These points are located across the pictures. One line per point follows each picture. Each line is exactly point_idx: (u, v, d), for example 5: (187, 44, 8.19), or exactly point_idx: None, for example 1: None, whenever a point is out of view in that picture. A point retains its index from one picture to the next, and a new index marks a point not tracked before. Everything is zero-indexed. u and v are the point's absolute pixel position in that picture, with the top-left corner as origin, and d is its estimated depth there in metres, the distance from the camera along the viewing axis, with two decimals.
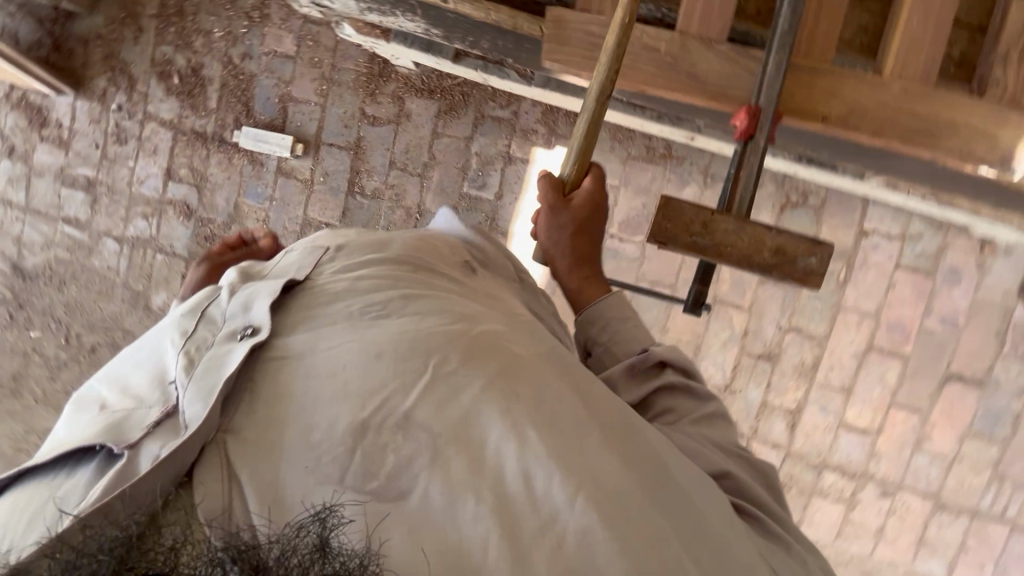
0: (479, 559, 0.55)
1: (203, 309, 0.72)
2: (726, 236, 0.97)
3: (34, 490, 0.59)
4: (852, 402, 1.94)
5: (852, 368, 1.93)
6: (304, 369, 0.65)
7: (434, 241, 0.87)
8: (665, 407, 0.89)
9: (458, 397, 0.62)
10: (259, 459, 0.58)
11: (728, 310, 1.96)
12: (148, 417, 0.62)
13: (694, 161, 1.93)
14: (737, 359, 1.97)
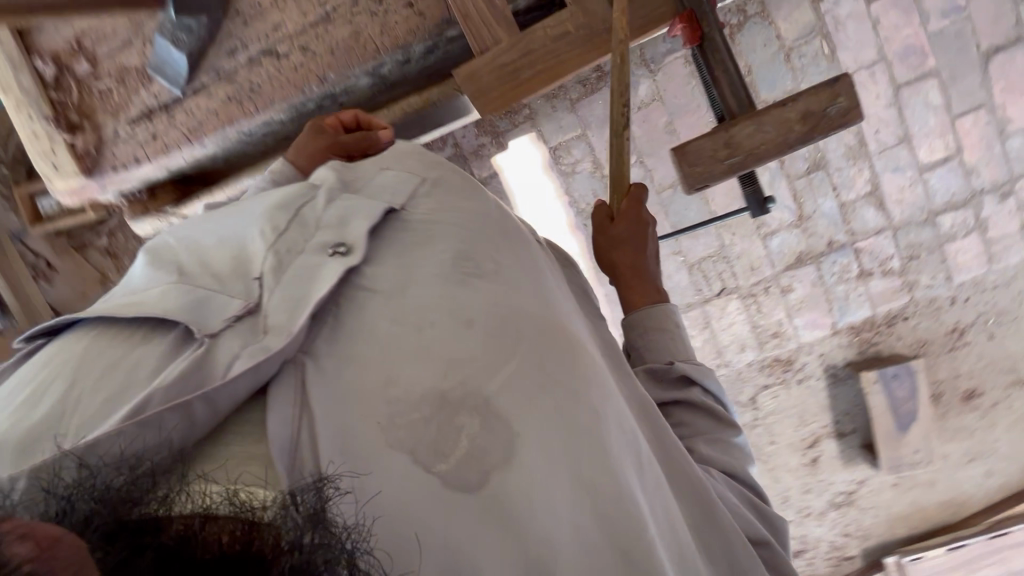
0: (478, 487, 0.71)
1: (296, 211, 0.91)
2: (750, 135, 1.02)
3: (110, 343, 0.75)
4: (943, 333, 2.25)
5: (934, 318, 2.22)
6: (377, 317, 0.81)
7: (514, 225, 1.01)
8: (683, 418, 1.02)
9: (521, 393, 0.77)
10: (345, 393, 0.74)
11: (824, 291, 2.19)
12: (226, 312, 0.77)
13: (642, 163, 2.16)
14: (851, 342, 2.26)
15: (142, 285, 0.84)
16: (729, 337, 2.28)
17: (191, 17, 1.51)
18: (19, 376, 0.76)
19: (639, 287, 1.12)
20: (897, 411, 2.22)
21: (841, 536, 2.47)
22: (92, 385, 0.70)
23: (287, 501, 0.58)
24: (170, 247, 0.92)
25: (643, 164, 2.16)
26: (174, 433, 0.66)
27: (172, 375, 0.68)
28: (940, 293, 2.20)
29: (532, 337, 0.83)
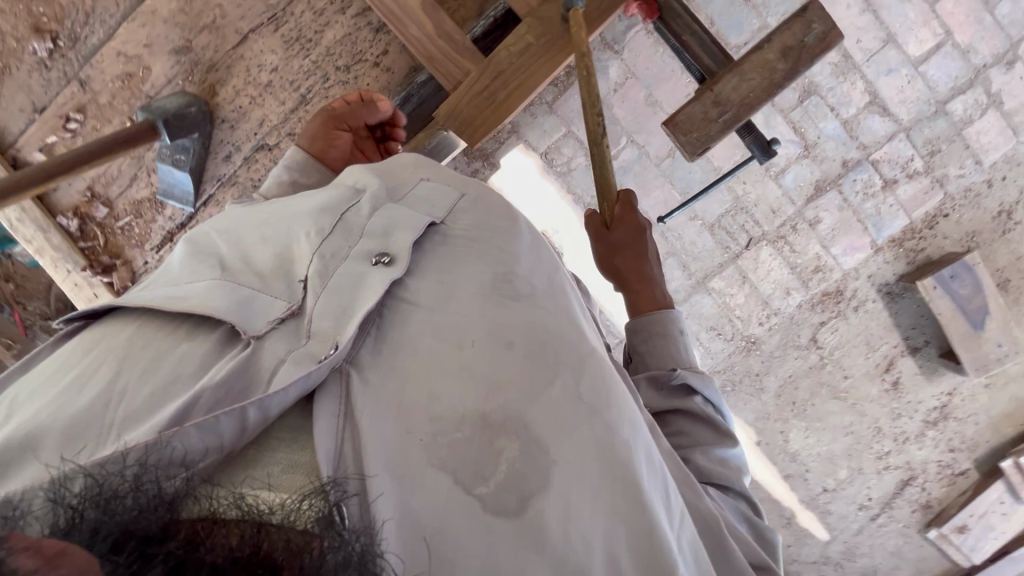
0: (497, 500, 0.72)
1: (339, 214, 0.94)
2: (735, 85, 1.01)
3: (149, 331, 0.78)
4: (987, 216, 2.15)
5: (970, 203, 2.13)
6: (420, 335, 0.82)
7: (540, 245, 1.02)
8: (683, 429, 0.95)
9: (553, 416, 0.78)
10: (379, 409, 0.75)
11: (851, 211, 2.14)
12: (273, 313, 0.79)
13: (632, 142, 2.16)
14: (899, 251, 2.17)
15: (184, 275, 0.87)
16: (771, 285, 2.21)
17: (184, 138, 1.61)
18: (66, 355, 0.79)
19: (646, 292, 1.04)
20: (966, 310, 2.11)
21: (949, 453, 2.31)
22: (137, 376, 0.72)
23: (329, 521, 0.57)
24: (212, 242, 0.96)
25: (635, 143, 2.15)
26: (219, 436, 0.66)
27: (223, 376, 0.70)
28: (974, 179, 2.12)
29: (570, 364, 0.84)
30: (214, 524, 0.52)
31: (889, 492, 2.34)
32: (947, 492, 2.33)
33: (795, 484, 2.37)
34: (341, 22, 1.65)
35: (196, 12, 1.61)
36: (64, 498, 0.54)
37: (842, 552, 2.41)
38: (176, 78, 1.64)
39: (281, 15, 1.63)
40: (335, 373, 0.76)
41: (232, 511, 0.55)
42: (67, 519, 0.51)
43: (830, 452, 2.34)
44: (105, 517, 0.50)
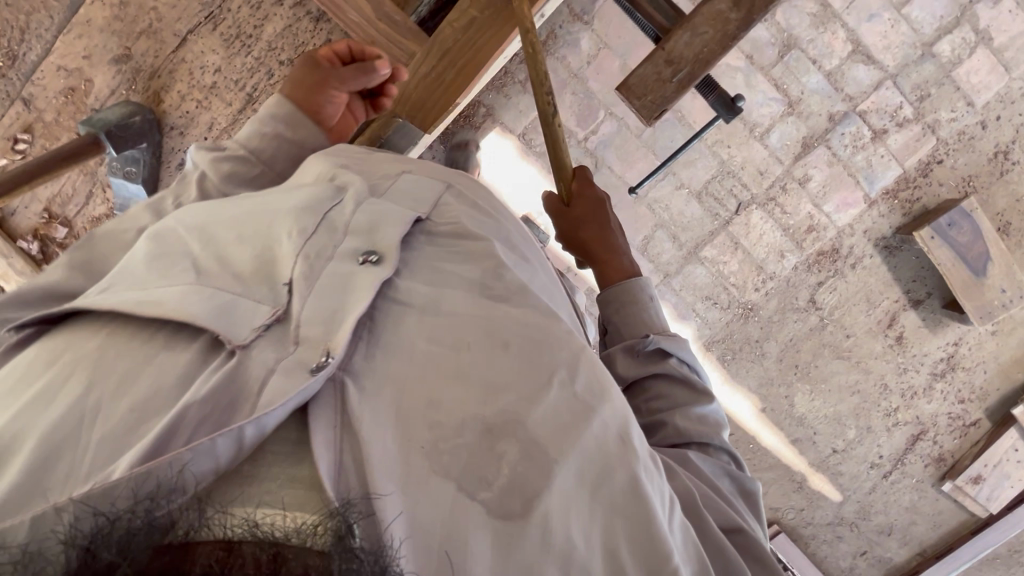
0: (505, 507, 0.65)
1: (324, 211, 0.82)
2: (685, 41, 0.97)
3: (127, 333, 0.69)
4: (984, 158, 2.07)
5: (962, 147, 2.06)
6: (412, 335, 0.74)
7: (523, 235, 0.96)
8: (660, 391, 0.92)
9: (563, 418, 0.70)
10: (376, 413, 0.66)
11: (839, 166, 2.09)
12: (256, 320, 0.69)
13: (612, 114, 2.10)
14: (894, 202, 2.11)
15: (148, 275, 0.75)
16: (764, 250, 2.18)
17: (132, 148, 1.58)
18: (25, 366, 0.69)
19: (613, 261, 1.05)
20: (967, 258, 2.05)
21: (959, 405, 2.26)
22: (113, 389, 0.63)
23: (346, 544, 0.49)
24: (176, 234, 0.82)
25: (615, 116, 2.10)
26: (219, 458, 0.58)
27: (207, 390, 0.62)
28: (967, 122, 2.04)
29: (568, 356, 0.75)
30: (227, 555, 0.45)
31: (900, 448, 2.30)
32: (960, 444, 2.29)
33: (804, 448, 2.34)
34: (280, 14, 1.59)
35: (131, 17, 1.59)
36: (73, 538, 0.48)
37: (857, 512, 2.38)
38: (120, 88, 1.64)
39: (217, 12, 1.59)
40: (328, 385, 0.67)
41: (246, 538, 0.47)
42: (77, 556, 0.45)
43: (837, 413, 2.30)
44: (115, 554, 0.44)
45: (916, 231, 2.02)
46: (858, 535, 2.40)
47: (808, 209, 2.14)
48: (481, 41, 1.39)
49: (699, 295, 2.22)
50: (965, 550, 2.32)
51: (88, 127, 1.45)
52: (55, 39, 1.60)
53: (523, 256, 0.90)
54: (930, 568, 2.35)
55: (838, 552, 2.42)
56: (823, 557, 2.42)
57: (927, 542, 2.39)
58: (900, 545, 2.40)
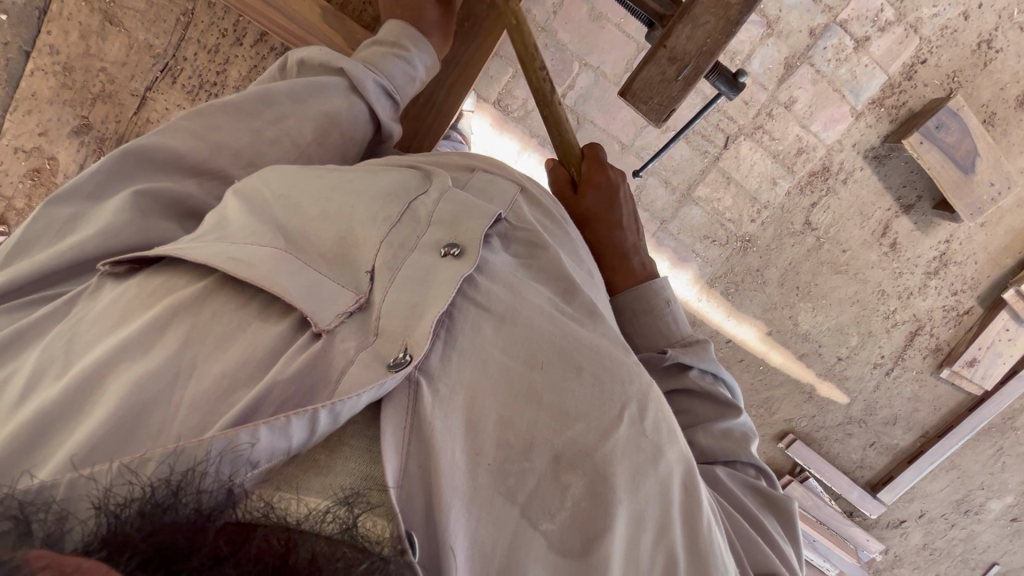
0: (554, 531, 0.66)
1: (411, 200, 0.85)
2: (684, 37, 0.94)
3: (174, 291, 0.69)
4: (969, 50, 2.03)
5: (947, 43, 2.01)
6: (489, 344, 0.73)
7: (582, 254, 0.95)
8: (683, 406, 0.98)
9: (628, 459, 0.68)
10: (450, 423, 0.67)
11: (824, 81, 2.05)
12: (342, 304, 0.70)
13: (589, 61, 1.99)
14: (881, 110, 2.09)
15: (240, 230, 0.75)
16: (757, 179, 2.18)
17: None
18: (117, 302, 0.69)
19: (625, 267, 1.12)
20: (956, 158, 2.06)
21: (953, 297, 2.35)
22: (207, 350, 0.64)
23: (352, 535, 0.54)
24: (260, 196, 0.82)
25: (590, 66, 2.00)
26: (290, 439, 0.59)
27: (295, 371, 0.63)
28: (948, 16, 1.98)
29: (639, 391, 0.73)
30: (244, 535, 0.49)
31: (900, 345, 2.42)
32: (955, 332, 2.40)
33: (811, 361, 2.45)
34: (242, 55, 1.53)
35: (82, 84, 1.50)
36: (108, 504, 0.50)
37: (864, 410, 2.54)
38: (88, 161, 1.56)
39: (173, 62, 1.52)
40: (403, 384, 0.67)
41: (264, 523, 0.51)
42: (104, 525, 0.48)
43: (839, 324, 2.39)
44: (134, 523, 0.47)
45: (904, 139, 2.02)
46: (867, 429, 2.58)
47: (796, 130, 2.11)
48: (464, 56, 1.40)
49: (697, 235, 2.24)
50: (964, 427, 2.50)
51: None
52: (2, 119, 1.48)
53: (589, 272, 0.93)
54: (934, 448, 2.55)
55: (849, 447, 2.61)
56: (837, 454, 2.62)
57: (929, 425, 2.58)
58: (905, 431, 2.59)
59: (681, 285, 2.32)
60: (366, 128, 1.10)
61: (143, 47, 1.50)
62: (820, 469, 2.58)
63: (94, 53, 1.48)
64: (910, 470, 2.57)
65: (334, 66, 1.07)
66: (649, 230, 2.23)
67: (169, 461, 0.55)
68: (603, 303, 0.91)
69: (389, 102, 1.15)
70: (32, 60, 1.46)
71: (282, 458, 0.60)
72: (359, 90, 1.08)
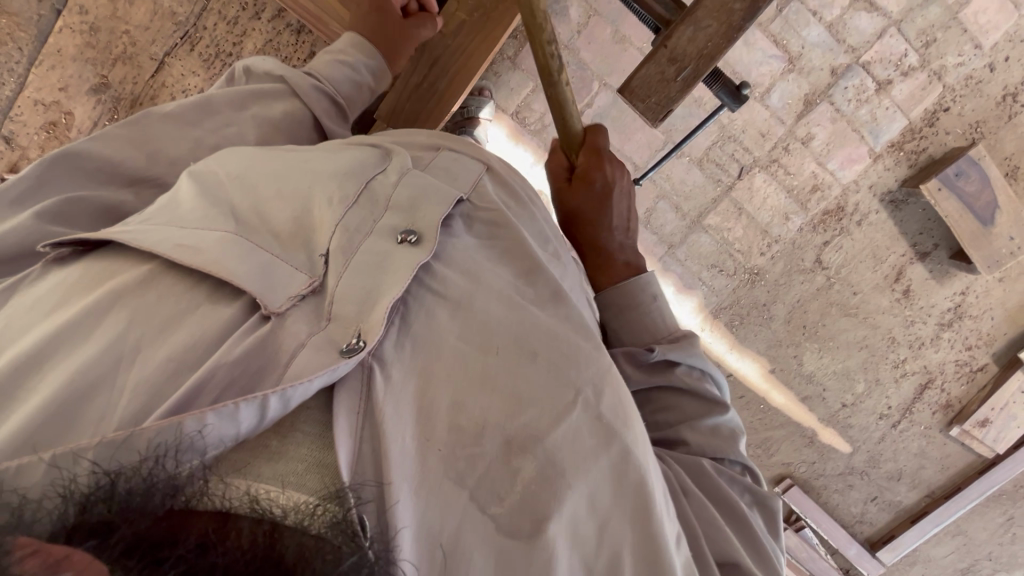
0: (504, 515, 0.68)
1: (366, 182, 0.87)
2: (685, 39, 0.98)
3: (126, 274, 0.71)
4: (993, 102, 2.01)
5: (970, 92, 2.00)
6: (443, 329, 0.75)
7: (554, 241, 0.99)
8: (669, 403, 1.01)
9: (579, 437, 0.72)
10: (398, 408, 0.68)
11: (842, 120, 2.06)
12: (293, 283, 0.72)
13: (609, 83, 2.02)
14: (900, 154, 2.08)
15: (191, 215, 0.76)
16: (769, 213, 2.17)
17: None
18: (60, 285, 0.71)
19: (609, 269, 1.15)
20: (975, 208, 2.02)
21: (966, 352, 2.27)
22: (152, 335, 0.66)
23: (344, 528, 0.55)
24: (219, 177, 0.84)
25: (609, 87, 2.02)
26: (240, 425, 0.60)
27: (240, 355, 0.64)
28: (974, 66, 1.98)
29: (594, 377, 0.77)
30: (226, 525, 0.51)
31: (909, 397, 2.34)
32: (968, 389, 2.31)
33: (814, 405, 2.38)
34: (259, 28, 1.65)
35: (105, 44, 1.62)
36: (75, 492, 0.52)
37: (866, 461, 2.44)
38: (101, 119, 1.67)
39: (193, 31, 1.64)
40: (357, 369, 0.69)
41: (247, 514, 0.54)
42: (76, 512, 0.50)
43: (846, 368, 2.32)
44: (115, 510, 0.50)
45: (922, 184, 1.99)
46: (869, 482, 2.48)
47: (813, 165, 2.11)
48: (472, 43, 1.48)
49: (704, 263, 2.22)
50: (972, 490, 2.38)
51: None
52: (28, 72, 1.61)
53: (556, 254, 0.97)
54: (939, 509, 2.43)
55: (849, 499, 2.50)
56: (836, 505, 2.51)
57: (935, 485, 2.46)
58: (909, 489, 2.47)
59: (686, 313, 2.28)
60: (314, 135, 1.14)
61: (166, 15, 1.63)
62: (817, 519, 2.47)
63: (120, 16, 1.61)
64: (913, 530, 2.44)
65: (277, 75, 1.12)
66: (658, 253, 2.21)
67: (113, 450, 0.57)
68: (569, 286, 0.95)
69: (334, 108, 1.18)
70: (61, 18, 1.59)
71: (232, 444, 0.61)
72: (299, 96, 1.12)
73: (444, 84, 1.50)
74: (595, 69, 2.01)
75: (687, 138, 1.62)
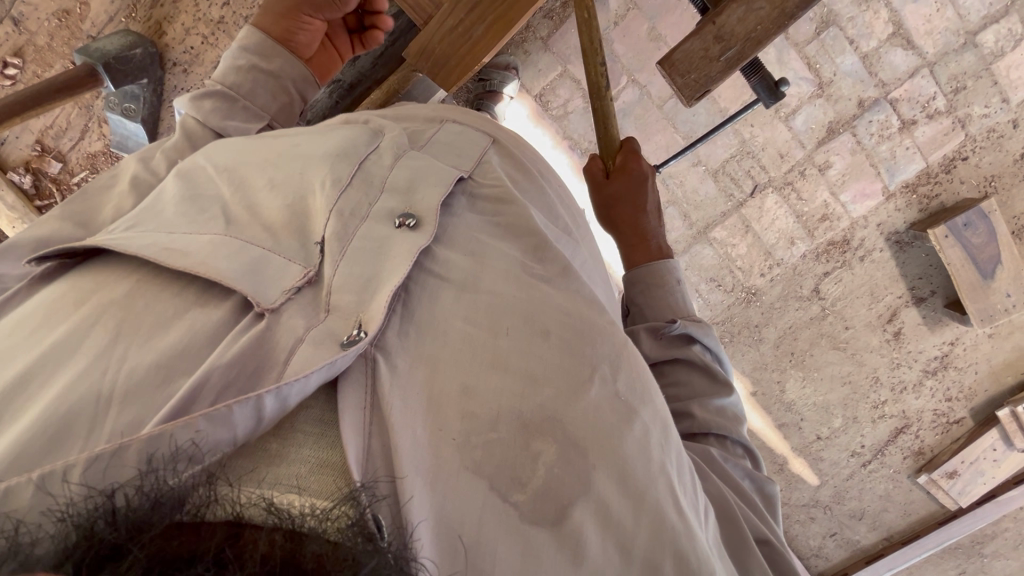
0: (528, 503, 0.66)
1: (357, 163, 0.84)
2: (734, 20, 1.07)
3: (118, 284, 0.70)
4: (1012, 157, 2.01)
5: (991, 144, 2.01)
6: (449, 312, 0.74)
7: (568, 223, 0.97)
8: (682, 378, 1.01)
9: (598, 413, 0.71)
10: (403, 393, 0.67)
11: (861, 152, 2.06)
12: (290, 276, 0.70)
13: (637, 81, 2.01)
14: (913, 197, 2.08)
15: (179, 219, 0.75)
16: (775, 235, 2.16)
17: (134, 86, 1.69)
18: (52, 299, 0.71)
19: (642, 245, 1.15)
20: (977, 260, 2.00)
21: (945, 403, 2.28)
22: (141, 341, 0.64)
23: (362, 528, 0.53)
24: (209, 177, 0.84)
25: (636, 83, 2.01)
26: (235, 428, 0.58)
27: (236, 355, 0.62)
28: (998, 119, 1.98)
29: (609, 354, 0.76)
30: (239, 540, 0.48)
31: (883, 439, 2.35)
32: (941, 439, 2.32)
33: (789, 433, 2.38)
34: None
35: None
36: (75, 516, 0.50)
37: (831, 496, 2.45)
38: (117, 15, 1.76)
39: None
40: (359, 360, 0.67)
41: (257, 521, 0.52)
42: (81, 535, 0.48)
43: (826, 402, 2.33)
44: (125, 534, 0.47)
45: (929, 228, 1.98)
46: (830, 517, 2.48)
47: (825, 193, 2.11)
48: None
49: (704, 276, 2.22)
50: (930, 539, 2.38)
51: (86, 57, 1.52)
52: None
53: (564, 230, 0.94)
54: (896, 553, 2.40)
55: (809, 532, 2.51)
56: (795, 535, 2.52)
57: (894, 528, 2.47)
58: (869, 529, 2.48)
59: None
60: None
61: None
62: None
63: None
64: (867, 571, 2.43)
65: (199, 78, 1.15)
66: None
67: (105, 467, 0.54)
68: (579, 264, 0.92)
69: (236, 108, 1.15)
70: None
71: (230, 449, 0.59)
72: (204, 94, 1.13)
73: (476, 36, 1.46)
74: (626, 65, 1.99)
75: (705, 137, 1.65)
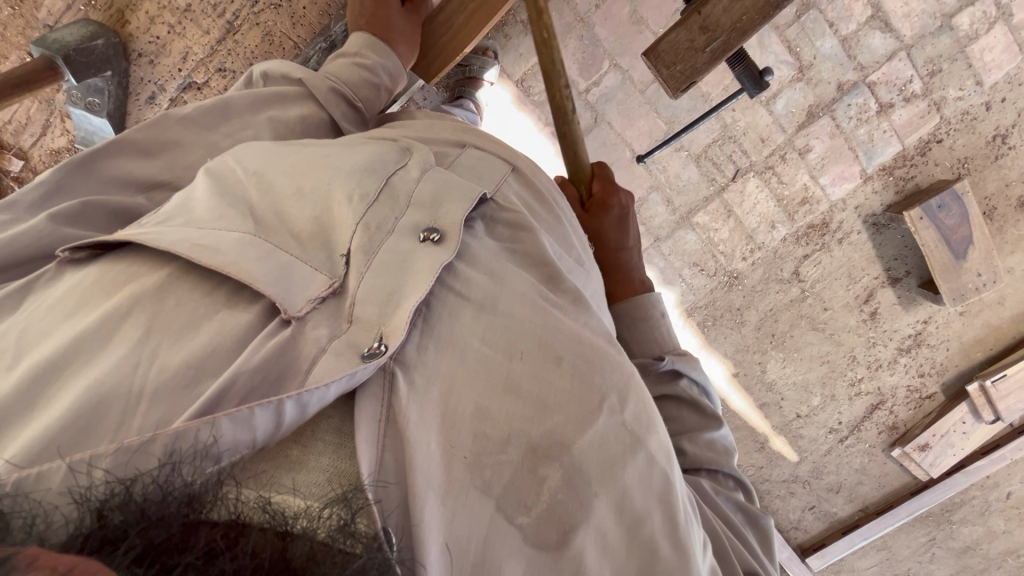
0: (529, 526, 0.66)
1: (386, 179, 0.82)
2: (718, 11, 1.06)
3: (141, 276, 0.68)
4: (985, 139, 2.04)
5: (965, 127, 2.04)
6: (465, 330, 0.73)
7: (573, 240, 0.97)
8: (671, 414, 1.03)
9: (605, 443, 0.70)
10: (419, 410, 0.66)
11: (841, 136, 2.08)
12: (316, 287, 0.69)
13: (620, 66, 1.99)
14: (891, 179, 2.11)
15: (205, 215, 0.73)
16: (756, 219, 2.18)
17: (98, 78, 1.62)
18: (77, 287, 0.69)
19: (626, 276, 1.16)
20: (950, 241, 2.04)
21: (918, 379, 2.35)
22: (171, 339, 0.63)
23: (352, 531, 0.53)
24: (235, 175, 0.81)
25: (619, 67, 1.99)
26: (256, 432, 0.58)
27: (261, 361, 0.61)
28: (972, 102, 2.01)
29: (618, 382, 0.75)
30: (238, 531, 0.48)
31: (859, 415, 2.42)
32: (913, 414, 2.40)
33: (770, 412, 2.44)
34: None
35: None
36: (90, 500, 0.48)
37: (810, 472, 2.53)
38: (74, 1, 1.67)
39: None
40: (378, 373, 0.66)
41: (257, 520, 0.51)
42: (91, 520, 0.46)
43: (806, 380, 2.38)
44: (134, 521, 0.46)
45: (905, 210, 2.02)
46: (809, 491, 2.57)
47: (806, 176, 2.13)
48: None
49: (687, 260, 2.24)
50: (902, 508, 2.47)
51: (43, 49, 1.47)
52: None
53: (578, 260, 0.95)
54: (870, 523, 2.52)
55: (789, 506, 2.60)
56: (775, 510, 2.61)
57: (870, 500, 2.56)
58: (845, 502, 2.57)
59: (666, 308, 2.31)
60: (327, 131, 1.13)
61: None
62: None
63: None
64: (843, 540, 2.54)
65: (296, 78, 1.13)
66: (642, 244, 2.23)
67: (129, 455, 0.53)
68: (591, 293, 0.92)
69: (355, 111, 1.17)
70: None
71: (249, 452, 0.58)
72: (318, 99, 1.12)
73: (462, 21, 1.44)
74: (608, 49, 1.96)
75: (689, 127, 1.61)
